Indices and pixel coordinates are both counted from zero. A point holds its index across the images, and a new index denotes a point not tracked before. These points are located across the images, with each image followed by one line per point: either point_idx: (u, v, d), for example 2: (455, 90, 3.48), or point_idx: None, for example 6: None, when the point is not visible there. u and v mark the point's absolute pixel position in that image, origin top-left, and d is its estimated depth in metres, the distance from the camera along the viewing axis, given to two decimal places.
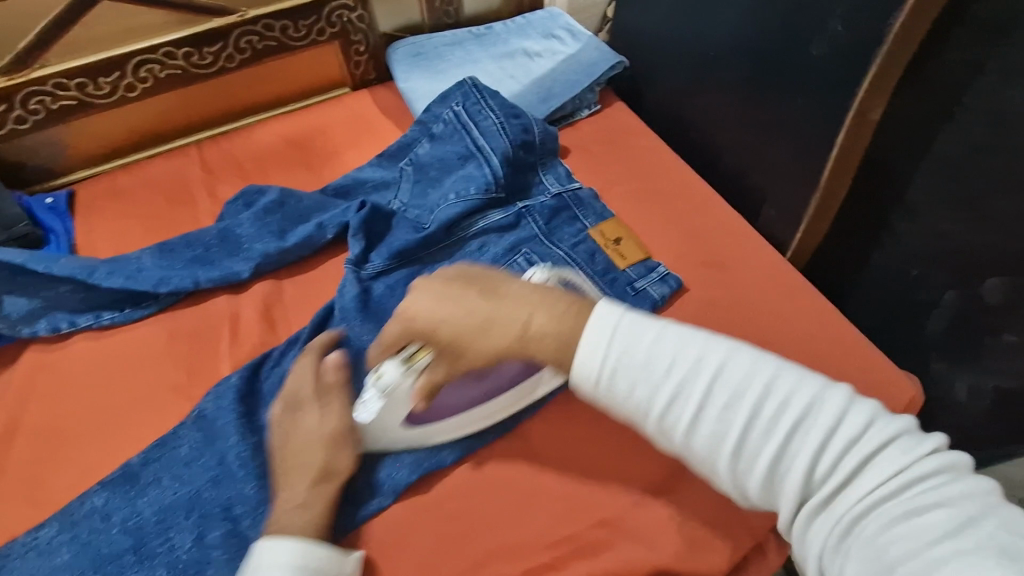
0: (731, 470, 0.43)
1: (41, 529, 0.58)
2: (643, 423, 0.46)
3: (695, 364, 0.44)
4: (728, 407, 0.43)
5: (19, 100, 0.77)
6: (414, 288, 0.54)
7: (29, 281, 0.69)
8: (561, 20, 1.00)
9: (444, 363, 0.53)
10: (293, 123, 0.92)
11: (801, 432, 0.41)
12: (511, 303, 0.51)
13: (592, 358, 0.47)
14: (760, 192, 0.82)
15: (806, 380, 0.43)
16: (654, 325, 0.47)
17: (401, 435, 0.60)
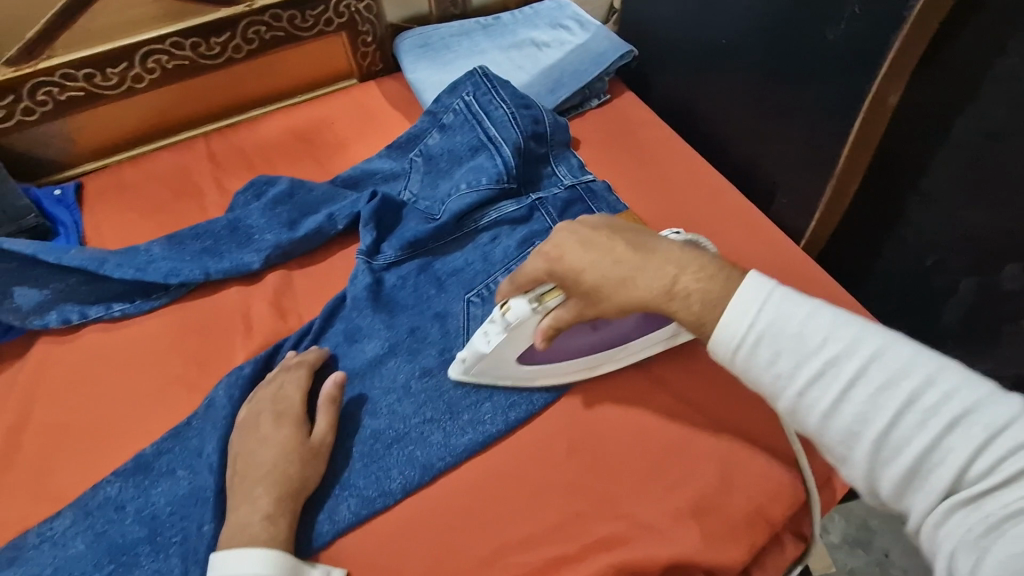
0: (869, 458, 0.42)
1: (54, 520, 0.58)
2: (778, 397, 0.47)
3: (850, 346, 0.44)
4: (880, 392, 0.42)
5: (26, 91, 0.77)
6: (562, 227, 0.57)
7: (39, 272, 0.69)
8: (569, 10, 0.99)
9: (581, 304, 0.55)
10: (300, 115, 0.91)
11: (957, 429, 0.39)
12: (659, 258, 0.53)
13: (735, 328, 0.47)
14: (772, 181, 0.82)
15: (974, 380, 0.40)
16: (807, 303, 0.47)
17: (512, 372, 0.63)
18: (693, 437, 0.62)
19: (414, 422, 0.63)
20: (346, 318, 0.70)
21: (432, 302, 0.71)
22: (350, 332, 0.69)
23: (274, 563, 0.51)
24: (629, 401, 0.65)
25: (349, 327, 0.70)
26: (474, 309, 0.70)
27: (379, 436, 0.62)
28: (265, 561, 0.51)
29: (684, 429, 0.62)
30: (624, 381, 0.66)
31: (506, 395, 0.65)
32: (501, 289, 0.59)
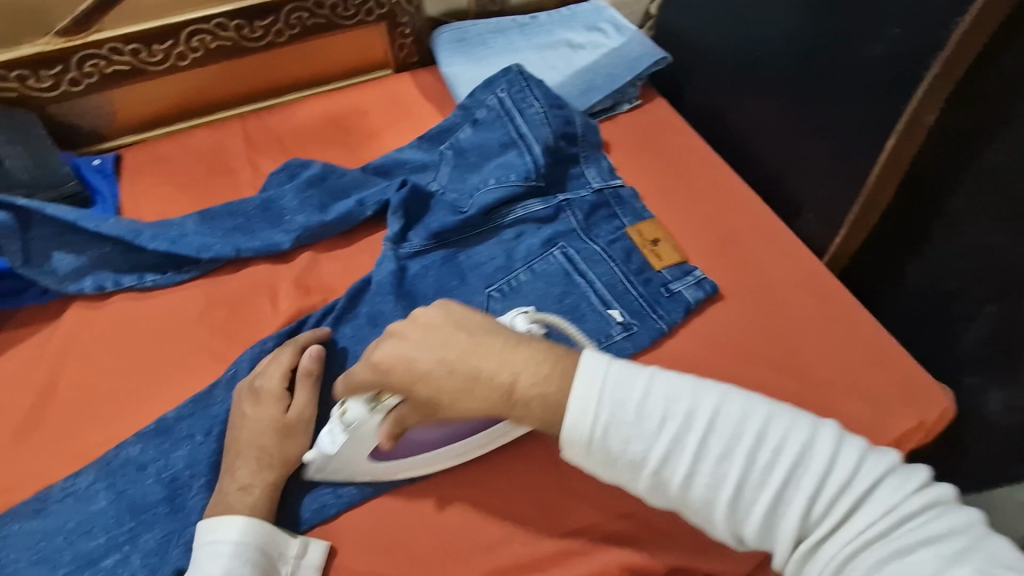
0: (728, 521, 0.43)
1: (78, 477, 0.59)
2: (633, 478, 0.45)
3: (689, 415, 0.44)
4: (723, 458, 0.43)
5: (75, 62, 0.79)
6: (387, 336, 0.51)
7: (77, 239, 0.71)
8: (606, 14, 1.00)
9: (418, 410, 0.51)
10: (334, 102, 0.93)
11: (797, 477, 0.41)
12: (487, 360, 0.48)
13: (582, 415, 0.44)
14: (798, 196, 0.82)
15: (798, 420, 0.43)
16: (641, 371, 0.45)
17: (365, 470, 0.58)
18: None
19: None
20: (370, 301, 0.72)
21: (454, 293, 0.73)
22: (373, 316, 0.70)
23: (251, 531, 0.54)
24: None
25: (372, 311, 0.71)
26: (495, 302, 0.72)
27: None
28: (244, 528, 0.54)
29: None
30: None
31: None
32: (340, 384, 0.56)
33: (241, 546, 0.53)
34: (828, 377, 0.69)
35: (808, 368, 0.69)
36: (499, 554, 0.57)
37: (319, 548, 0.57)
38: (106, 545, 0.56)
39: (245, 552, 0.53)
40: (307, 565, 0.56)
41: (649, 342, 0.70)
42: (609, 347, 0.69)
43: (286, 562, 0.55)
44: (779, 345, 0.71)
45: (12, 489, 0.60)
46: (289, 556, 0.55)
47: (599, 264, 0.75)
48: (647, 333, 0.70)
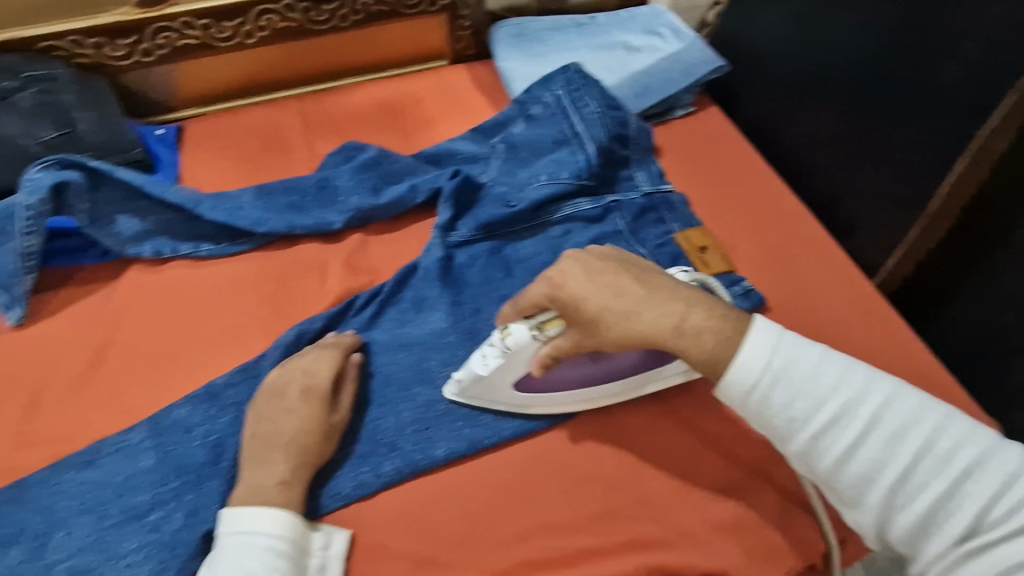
0: (881, 502, 0.47)
1: (128, 433, 0.61)
2: (789, 440, 0.50)
3: (862, 395, 0.49)
4: (892, 441, 0.47)
5: (149, 33, 0.82)
6: (566, 258, 0.56)
7: (139, 204, 0.73)
8: (665, 19, 1.00)
9: (580, 334, 0.55)
10: (390, 89, 0.94)
11: (969, 478, 0.45)
12: (662, 296, 0.54)
13: (750, 372, 0.50)
14: (850, 215, 0.81)
15: (979, 432, 0.47)
16: (821, 350, 0.51)
17: (505, 397, 0.62)
18: (739, 456, 0.63)
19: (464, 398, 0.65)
20: (416, 287, 0.73)
21: (499, 285, 0.73)
22: (417, 301, 0.71)
23: (282, 521, 0.53)
24: (682, 409, 0.66)
25: (417, 296, 0.72)
26: None
27: (432, 405, 0.64)
28: (276, 519, 0.53)
29: (731, 447, 0.64)
30: (678, 390, 0.67)
31: None
32: (500, 311, 0.59)
33: (273, 539, 0.52)
34: None
35: None
36: (532, 545, 0.58)
37: (342, 538, 0.56)
38: (150, 501, 0.58)
39: (277, 545, 0.52)
40: (333, 557, 0.55)
41: None
42: None
43: (313, 555, 0.54)
44: None
45: (64, 439, 0.62)
46: (316, 548, 0.55)
47: None
48: None
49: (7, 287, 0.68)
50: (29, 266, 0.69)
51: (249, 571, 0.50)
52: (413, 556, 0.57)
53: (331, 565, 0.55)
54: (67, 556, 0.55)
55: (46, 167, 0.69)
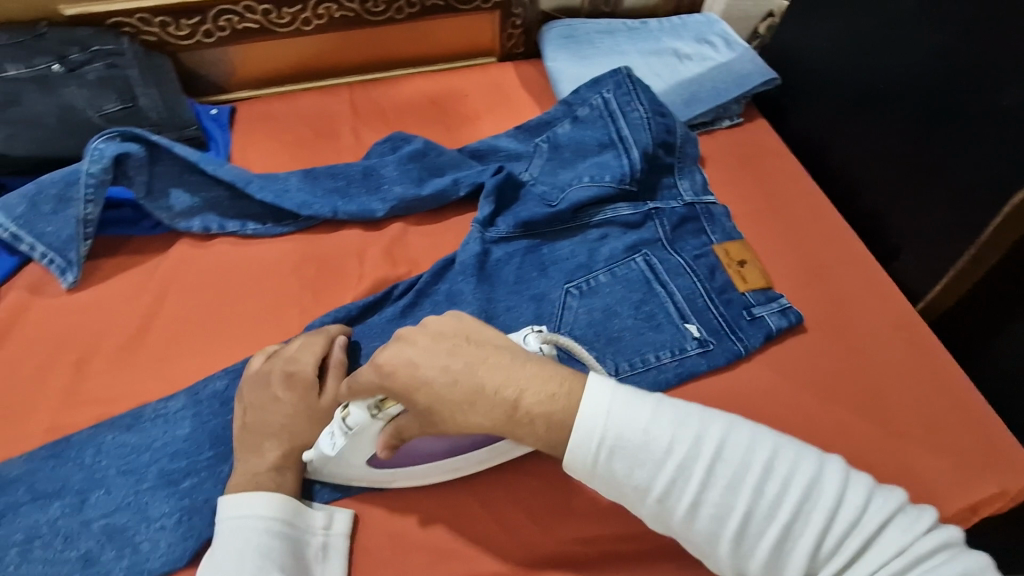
0: (731, 553, 0.43)
1: (169, 401, 0.63)
2: (637, 502, 0.46)
3: (695, 445, 0.44)
4: (730, 491, 0.43)
5: (212, 15, 0.85)
6: (397, 340, 0.50)
7: (193, 179, 0.75)
8: (717, 28, 0.99)
9: (417, 420, 0.50)
10: (437, 82, 0.95)
11: (807, 511, 0.42)
12: (498, 377, 0.48)
13: (590, 436, 0.45)
14: (897, 237, 0.80)
15: (799, 455, 0.44)
16: (641, 398, 0.46)
17: (361, 475, 0.58)
18: None
19: None
20: (452, 280, 0.73)
21: (534, 284, 0.73)
22: (452, 294, 0.72)
23: (279, 503, 0.54)
24: None
25: (452, 289, 0.72)
26: (572, 298, 0.71)
27: None
28: (273, 502, 0.54)
29: None
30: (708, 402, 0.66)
31: None
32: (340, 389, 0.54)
33: (269, 521, 0.53)
34: (910, 426, 0.66)
35: (888, 415, 0.67)
36: (553, 544, 0.58)
37: (344, 518, 0.57)
38: (185, 468, 0.59)
39: (273, 525, 0.53)
40: (335, 535, 0.56)
41: (726, 364, 0.69)
42: (682, 361, 0.68)
43: (314, 534, 0.55)
44: (861, 387, 0.68)
45: (108, 401, 0.64)
46: (316, 527, 0.56)
47: (682, 277, 0.73)
48: (723, 352, 0.69)
49: (64, 251, 0.71)
50: (86, 233, 0.72)
51: (245, 550, 0.50)
52: (435, 544, 0.57)
53: (333, 544, 0.56)
54: (104, 514, 0.57)
55: (108, 138, 0.71)
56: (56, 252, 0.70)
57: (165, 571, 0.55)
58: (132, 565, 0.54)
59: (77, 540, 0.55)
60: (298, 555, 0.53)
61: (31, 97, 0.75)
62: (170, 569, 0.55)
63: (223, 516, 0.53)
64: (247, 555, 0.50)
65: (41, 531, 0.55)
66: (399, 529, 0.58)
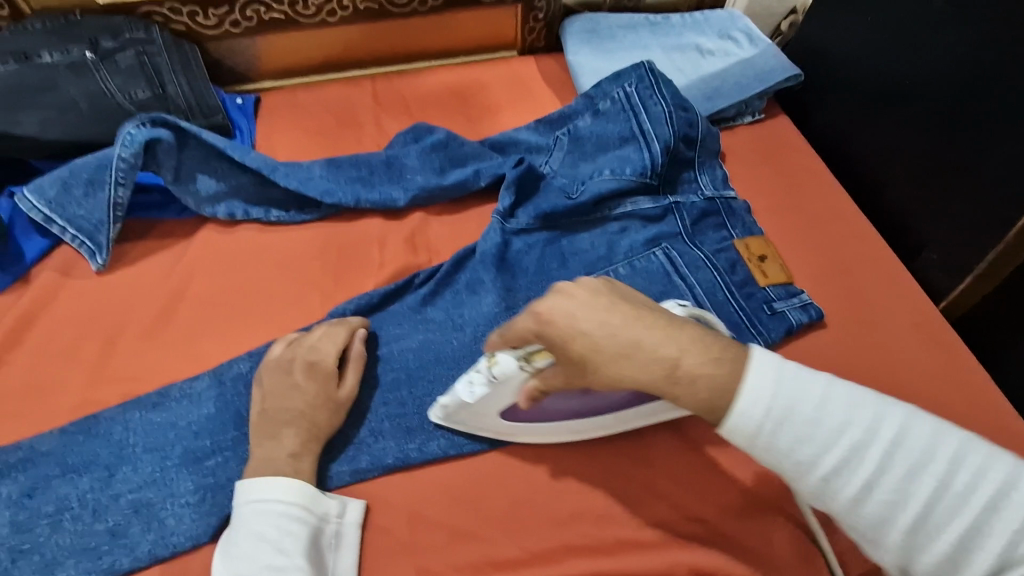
0: (902, 541, 0.43)
1: (194, 381, 0.64)
2: (799, 480, 0.46)
3: (873, 428, 0.44)
4: (909, 476, 0.43)
5: (240, 5, 0.86)
6: (556, 290, 0.50)
7: (219, 165, 0.76)
8: (740, 23, 0.98)
9: (565, 373, 0.50)
10: (459, 74, 0.96)
11: (993, 510, 0.41)
12: (660, 335, 0.48)
13: (756, 408, 0.45)
14: (920, 235, 0.80)
15: (990, 455, 0.43)
16: (817, 378, 0.46)
17: (490, 424, 0.60)
18: None
19: None
20: (472, 270, 0.73)
21: (554, 275, 0.74)
22: (472, 283, 0.72)
23: (293, 489, 0.54)
24: None
25: (472, 279, 0.73)
26: None
27: None
28: (290, 488, 0.54)
29: None
30: None
31: None
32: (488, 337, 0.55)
33: (287, 507, 0.54)
34: None
35: None
36: (570, 531, 0.58)
37: (357, 507, 0.57)
38: (210, 447, 0.61)
39: (290, 511, 0.54)
40: (349, 524, 0.56)
41: None
42: None
43: (328, 521, 0.55)
44: (882, 385, 0.68)
45: (135, 380, 0.65)
46: (331, 515, 0.56)
47: (703, 271, 0.73)
48: (743, 347, 0.68)
49: (94, 233, 0.72)
50: (116, 217, 0.73)
51: (262, 534, 0.52)
52: (454, 528, 0.58)
53: (348, 532, 0.56)
54: (132, 489, 0.58)
55: (140, 124, 0.73)
56: (86, 235, 0.72)
57: (191, 545, 0.56)
58: (158, 539, 0.56)
59: (105, 513, 0.57)
60: (314, 541, 0.54)
61: (65, 83, 0.77)
62: (195, 544, 0.56)
63: (243, 501, 0.54)
64: (264, 541, 0.51)
65: (70, 504, 0.57)
66: (419, 513, 0.59)
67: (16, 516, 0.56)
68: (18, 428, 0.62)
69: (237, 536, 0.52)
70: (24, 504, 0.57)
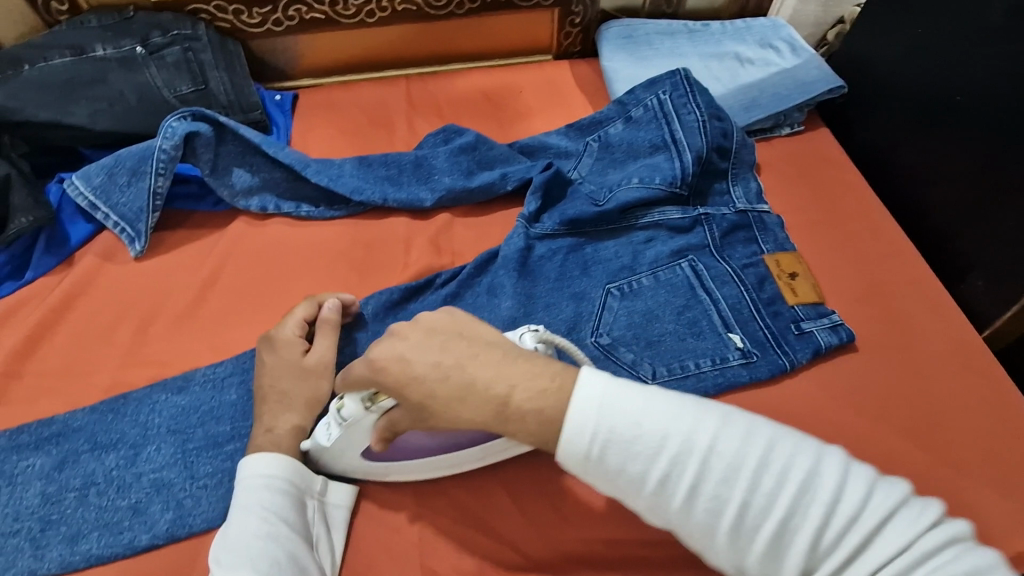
0: (728, 547, 0.41)
1: (217, 367, 0.66)
2: (634, 497, 0.44)
3: (688, 439, 0.42)
4: (726, 482, 0.41)
5: (283, 5, 0.88)
6: (389, 335, 0.51)
7: (255, 160, 0.79)
8: (784, 32, 0.96)
9: (410, 415, 0.50)
10: (492, 78, 0.96)
11: (806, 503, 0.40)
12: (488, 368, 0.48)
13: (580, 429, 0.44)
14: (966, 259, 0.76)
15: (800, 446, 0.42)
16: (638, 390, 0.45)
17: (359, 466, 0.58)
18: None
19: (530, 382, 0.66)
20: (494, 273, 0.73)
21: (576, 283, 0.73)
22: (492, 287, 0.72)
23: (281, 463, 0.55)
24: None
25: (494, 282, 0.72)
26: (613, 299, 0.71)
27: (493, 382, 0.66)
28: (278, 463, 0.55)
29: None
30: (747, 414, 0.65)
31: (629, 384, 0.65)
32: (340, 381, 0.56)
33: (275, 481, 0.54)
34: (967, 460, 0.62)
35: (945, 444, 0.63)
36: (578, 543, 0.57)
37: (345, 490, 0.58)
38: (228, 433, 0.62)
39: (278, 485, 0.54)
40: (334, 505, 0.57)
41: (771, 377, 0.67)
42: (723, 370, 0.66)
43: (312, 497, 0.56)
44: (915, 412, 0.65)
45: (165, 363, 0.68)
46: (314, 491, 0.57)
47: (729, 286, 0.71)
48: (767, 366, 0.66)
49: (134, 221, 0.75)
50: (155, 206, 0.76)
51: (252, 506, 0.52)
52: (460, 531, 0.58)
53: (331, 512, 0.57)
54: (154, 468, 0.60)
55: (181, 117, 0.76)
56: (127, 222, 0.75)
57: (205, 527, 0.57)
58: (176, 518, 0.57)
59: (128, 491, 0.59)
60: (300, 514, 0.54)
61: (114, 76, 0.80)
62: (209, 527, 0.57)
63: (237, 477, 0.55)
64: (254, 513, 0.52)
65: (96, 479, 0.59)
66: (425, 512, 0.58)
67: (46, 488, 0.59)
68: (53, 403, 0.65)
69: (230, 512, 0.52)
70: (54, 477, 0.59)
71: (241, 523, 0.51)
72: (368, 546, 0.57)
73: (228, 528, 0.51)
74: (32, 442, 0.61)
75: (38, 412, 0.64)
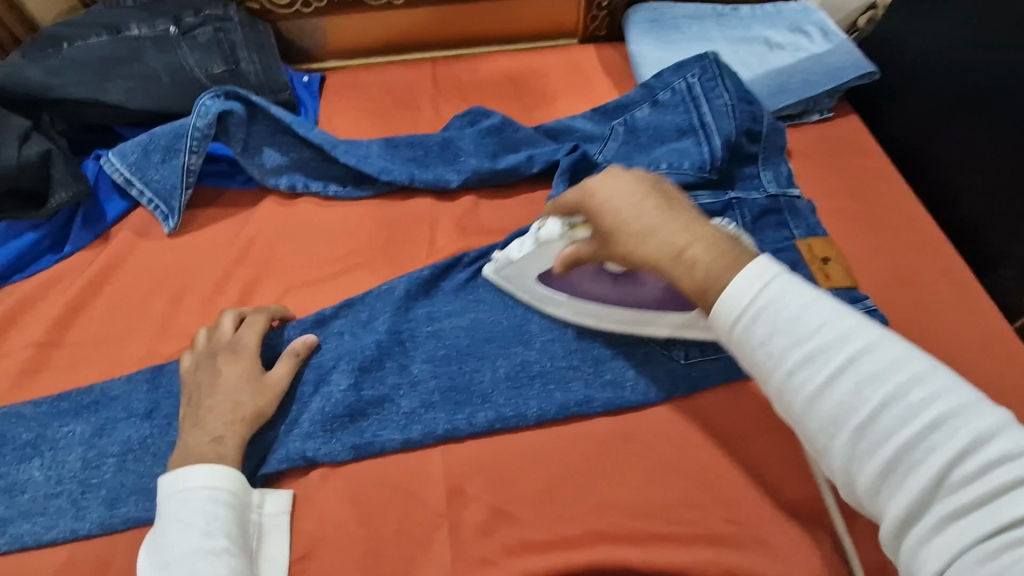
0: (846, 452, 0.39)
1: None
2: (763, 377, 0.42)
3: (844, 337, 0.40)
4: (865, 386, 0.38)
5: None
6: (606, 172, 0.54)
7: (284, 139, 0.80)
8: (814, 17, 0.94)
9: (595, 244, 0.55)
10: (518, 61, 0.96)
11: (947, 436, 0.36)
12: (683, 223, 0.49)
13: (737, 291, 0.43)
14: (999, 249, 0.75)
15: (962, 387, 0.38)
16: (809, 285, 0.43)
17: (529, 288, 0.68)
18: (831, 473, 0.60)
19: (562, 363, 0.66)
20: None
21: None
22: None
23: (216, 475, 0.54)
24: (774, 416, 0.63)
25: None
26: None
27: (526, 366, 0.66)
28: (217, 475, 0.54)
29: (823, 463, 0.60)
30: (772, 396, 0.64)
31: (653, 369, 0.65)
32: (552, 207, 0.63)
33: (215, 493, 0.53)
34: None
35: None
36: (603, 518, 0.57)
37: (284, 495, 0.59)
38: None
39: (219, 498, 0.53)
40: (273, 514, 0.58)
41: None
42: None
43: (251, 510, 0.56)
44: None
45: None
46: (253, 505, 0.57)
47: None
48: None
49: (169, 198, 0.77)
50: (188, 183, 0.77)
51: (190, 521, 0.51)
52: (488, 504, 0.59)
53: (270, 523, 0.57)
54: None
55: (214, 95, 0.77)
56: (161, 199, 0.77)
57: None
58: None
59: (164, 458, 0.61)
60: (241, 527, 0.54)
61: (148, 55, 0.82)
62: None
63: (168, 494, 0.53)
64: (192, 529, 0.51)
65: (133, 446, 0.61)
66: (452, 484, 0.60)
67: (86, 453, 0.61)
68: (91, 372, 0.67)
69: (164, 533, 0.51)
70: (93, 443, 0.61)
71: (178, 542, 0.50)
72: (396, 515, 0.58)
73: (167, 548, 0.50)
74: (72, 409, 0.63)
75: (77, 380, 0.66)
